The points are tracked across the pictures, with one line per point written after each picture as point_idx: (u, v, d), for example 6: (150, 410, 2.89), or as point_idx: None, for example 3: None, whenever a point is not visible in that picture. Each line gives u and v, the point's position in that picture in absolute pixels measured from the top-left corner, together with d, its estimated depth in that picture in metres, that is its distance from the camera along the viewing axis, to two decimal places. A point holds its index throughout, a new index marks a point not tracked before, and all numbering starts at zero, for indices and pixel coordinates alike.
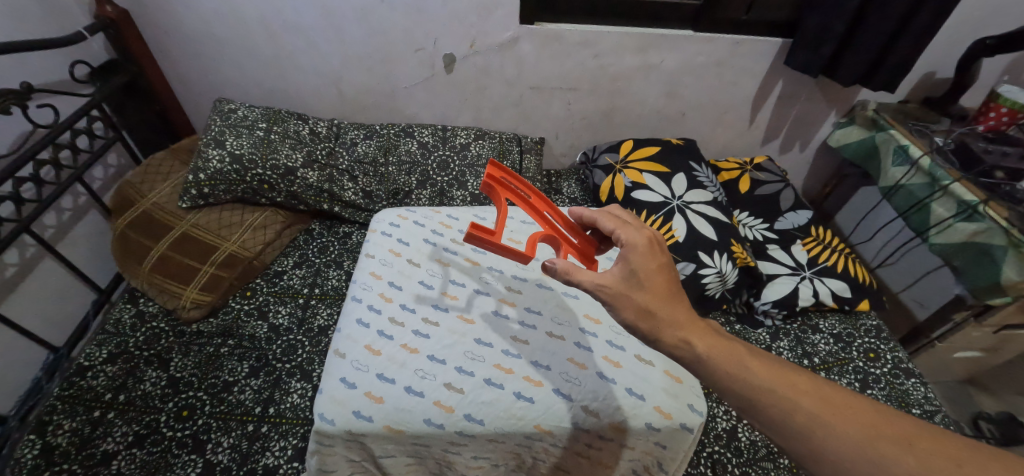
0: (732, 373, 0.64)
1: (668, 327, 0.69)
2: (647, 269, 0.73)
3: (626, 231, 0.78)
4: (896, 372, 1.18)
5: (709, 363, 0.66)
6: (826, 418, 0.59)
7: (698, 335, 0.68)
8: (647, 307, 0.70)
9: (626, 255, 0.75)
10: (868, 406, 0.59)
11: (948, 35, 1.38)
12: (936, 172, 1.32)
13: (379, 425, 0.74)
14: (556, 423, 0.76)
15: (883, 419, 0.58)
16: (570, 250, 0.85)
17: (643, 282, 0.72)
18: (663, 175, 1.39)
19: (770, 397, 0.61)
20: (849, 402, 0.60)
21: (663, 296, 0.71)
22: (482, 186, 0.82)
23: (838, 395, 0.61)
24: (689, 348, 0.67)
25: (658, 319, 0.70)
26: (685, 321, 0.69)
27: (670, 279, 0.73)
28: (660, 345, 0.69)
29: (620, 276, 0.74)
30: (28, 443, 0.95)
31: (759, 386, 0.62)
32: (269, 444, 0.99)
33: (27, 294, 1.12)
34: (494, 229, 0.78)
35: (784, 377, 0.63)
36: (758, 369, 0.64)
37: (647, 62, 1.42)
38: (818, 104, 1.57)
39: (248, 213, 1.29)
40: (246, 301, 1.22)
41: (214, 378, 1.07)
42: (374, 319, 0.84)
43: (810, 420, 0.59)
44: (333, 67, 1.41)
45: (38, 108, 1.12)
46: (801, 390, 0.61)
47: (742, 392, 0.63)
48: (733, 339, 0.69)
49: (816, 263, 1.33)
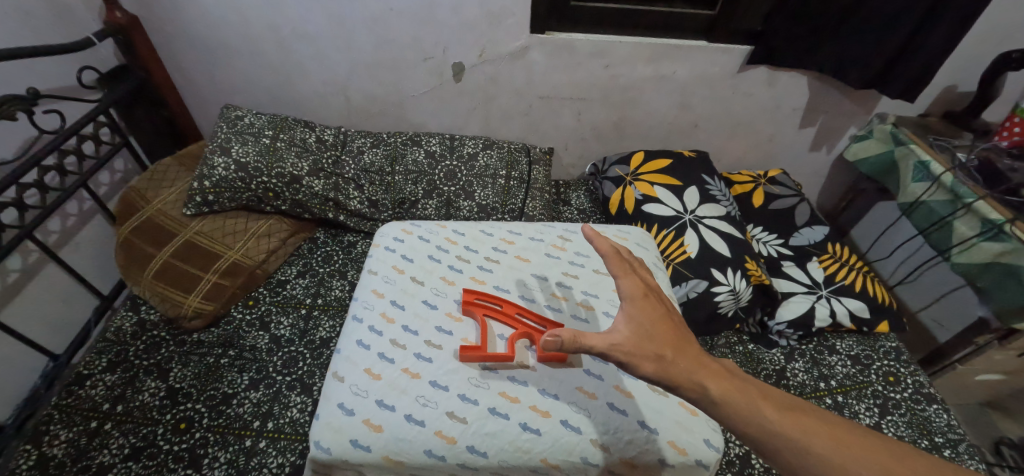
0: (746, 416, 0.61)
1: (682, 373, 0.65)
2: (652, 317, 0.69)
3: (626, 281, 0.71)
4: (917, 397, 1.13)
5: (724, 405, 0.62)
6: (840, 458, 0.57)
7: (712, 378, 0.64)
8: (657, 353, 0.65)
9: (629, 309, 0.69)
10: (884, 446, 0.58)
11: (972, 47, 1.34)
12: (959, 189, 1.28)
13: (378, 455, 0.71)
14: (564, 457, 0.73)
15: (893, 456, 0.57)
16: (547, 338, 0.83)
17: (651, 331, 0.68)
18: (674, 188, 1.36)
19: (784, 439, 0.59)
20: (862, 441, 0.59)
21: (670, 342, 0.67)
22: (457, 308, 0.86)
23: (850, 435, 0.59)
24: (701, 389, 0.64)
25: (670, 363, 0.65)
26: (696, 365, 0.65)
27: (675, 325, 0.70)
28: (674, 393, 0.64)
29: (629, 329, 0.67)
30: (24, 454, 0.93)
31: (776, 429, 0.59)
32: (267, 460, 0.96)
33: (29, 299, 1.11)
34: (479, 342, 0.82)
35: (799, 418, 0.61)
36: (772, 410, 0.61)
37: (660, 73, 1.40)
38: (836, 116, 1.53)
39: (252, 222, 1.28)
40: (248, 310, 1.20)
41: (213, 390, 1.05)
42: (374, 340, 0.81)
43: (826, 463, 0.57)
44: (341, 75, 1.39)
45: (45, 114, 1.11)
46: (815, 432, 0.59)
47: (757, 435, 0.60)
48: (745, 378, 0.66)
49: (833, 282, 1.29)
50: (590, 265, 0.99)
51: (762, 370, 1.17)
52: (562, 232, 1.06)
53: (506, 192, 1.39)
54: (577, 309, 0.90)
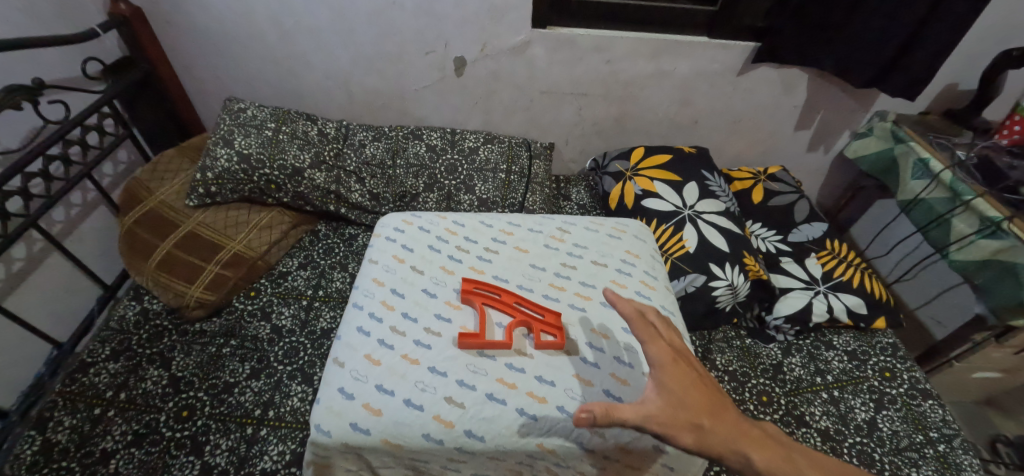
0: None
1: (721, 442, 0.65)
2: (684, 383, 0.68)
3: (654, 346, 0.70)
4: (912, 393, 1.14)
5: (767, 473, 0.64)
6: None
7: (751, 444, 0.66)
8: (698, 424, 0.65)
9: (660, 376, 0.68)
10: None
11: (973, 45, 1.34)
12: (958, 187, 1.29)
13: (377, 439, 0.72)
14: (560, 442, 0.74)
15: None
16: (543, 327, 0.84)
17: (684, 399, 0.66)
18: (674, 183, 1.37)
19: None
20: None
21: (707, 409, 0.66)
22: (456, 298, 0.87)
23: None
24: (745, 458, 0.65)
25: (709, 432, 0.65)
26: (733, 430, 0.66)
27: (706, 388, 0.69)
28: (717, 462, 0.65)
29: (662, 399, 0.66)
30: (28, 439, 0.94)
31: None
32: (267, 447, 0.97)
33: (33, 288, 1.12)
34: (477, 330, 0.83)
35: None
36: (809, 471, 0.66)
37: (661, 69, 1.40)
38: (836, 114, 1.53)
39: (253, 213, 1.29)
40: (250, 301, 1.21)
41: (214, 379, 1.06)
42: (374, 327, 0.82)
43: None
44: (343, 68, 1.40)
45: (50, 104, 1.12)
46: None
47: None
48: (783, 442, 0.68)
49: (830, 278, 1.30)
50: (588, 256, 1.00)
51: (759, 365, 1.18)
52: (561, 224, 1.07)
53: (507, 186, 1.40)
54: (575, 298, 0.91)
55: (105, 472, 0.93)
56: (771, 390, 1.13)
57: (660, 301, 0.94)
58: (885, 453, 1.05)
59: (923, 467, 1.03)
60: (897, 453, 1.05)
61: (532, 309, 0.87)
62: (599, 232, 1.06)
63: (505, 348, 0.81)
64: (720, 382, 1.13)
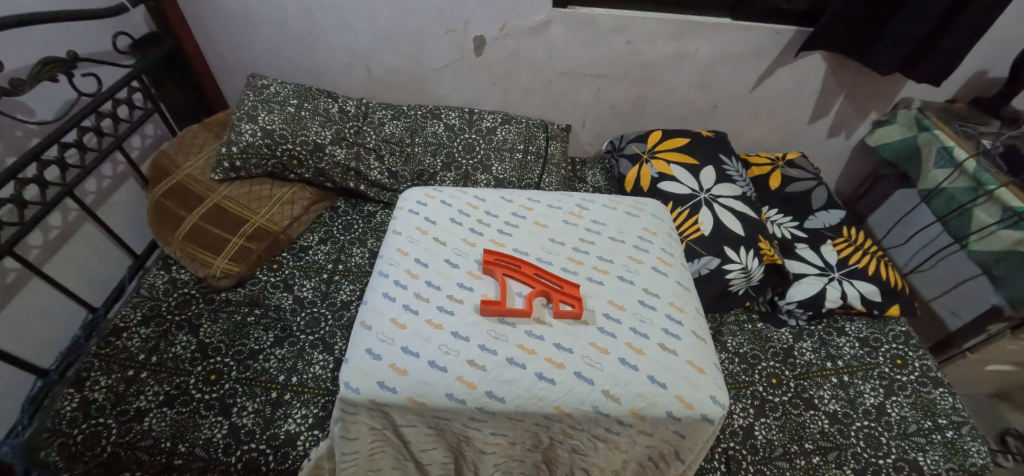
0: None
1: None
2: None
3: None
4: (923, 380, 1.15)
5: None
6: None
7: None
8: None
9: None
10: None
11: (1005, 32, 1.31)
12: (982, 177, 1.28)
13: (402, 396, 0.75)
14: (577, 406, 0.76)
15: None
16: (561, 297, 0.86)
17: None
18: (691, 167, 1.37)
19: None
20: None
21: None
22: (479, 270, 0.90)
23: None
24: None
25: None
26: None
27: None
28: None
29: None
30: (67, 397, 1.00)
31: None
32: (291, 410, 1.01)
33: (71, 254, 1.17)
34: (498, 298, 0.85)
35: None
36: None
37: (681, 51, 1.39)
38: (859, 99, 1.51)
39: (277, 188, 1.32)
40: (273, 273, 1.25)
41: (240, 345, 1.11)
42: (400, 293, 0.86)
43: None
44: (364, 46, 1.41)
45: (84, 77, 1.16)
46: None
47: None
48: None
49: (846, 265, 1.31)
50: (605, 232, 1.02)
51: (770, 348, 1.19)
52: (580, 201, 1.09)
53: (524, 167, 1.42)
54: (593, 272, 0.93)
55: (139, 429, 0.97)
56: (781, 373, 1.14)
57: (676, 277, 0.96)
58: (893, 437, 1.06)
59: (930, 451, 1.04)
60: (904, 437, 1.06)
61: (550, 281, 0.89)
62: (616, 209, 1.08)
63: (525, 316, 0.83)
64: (731, 363, 1.15)
